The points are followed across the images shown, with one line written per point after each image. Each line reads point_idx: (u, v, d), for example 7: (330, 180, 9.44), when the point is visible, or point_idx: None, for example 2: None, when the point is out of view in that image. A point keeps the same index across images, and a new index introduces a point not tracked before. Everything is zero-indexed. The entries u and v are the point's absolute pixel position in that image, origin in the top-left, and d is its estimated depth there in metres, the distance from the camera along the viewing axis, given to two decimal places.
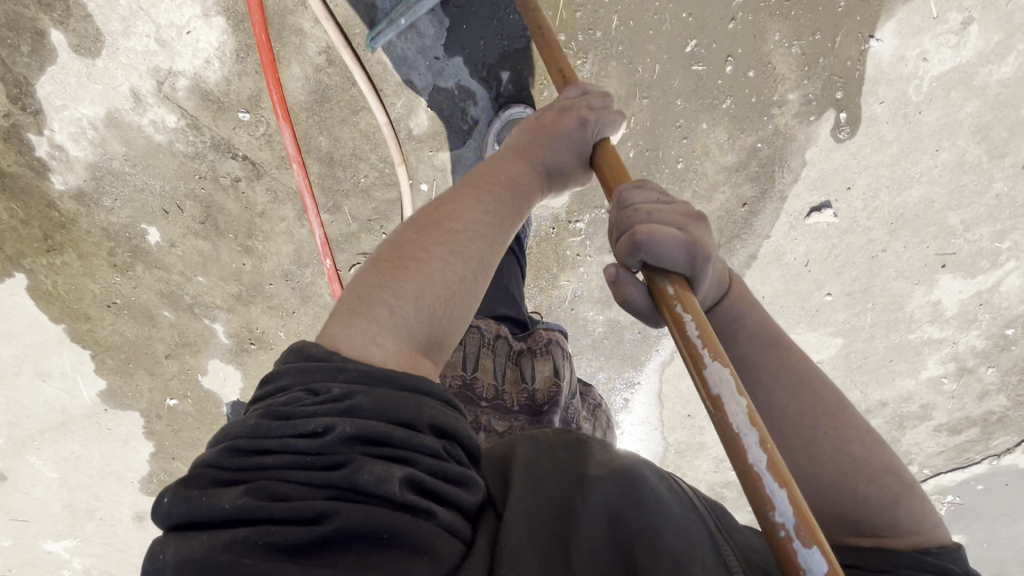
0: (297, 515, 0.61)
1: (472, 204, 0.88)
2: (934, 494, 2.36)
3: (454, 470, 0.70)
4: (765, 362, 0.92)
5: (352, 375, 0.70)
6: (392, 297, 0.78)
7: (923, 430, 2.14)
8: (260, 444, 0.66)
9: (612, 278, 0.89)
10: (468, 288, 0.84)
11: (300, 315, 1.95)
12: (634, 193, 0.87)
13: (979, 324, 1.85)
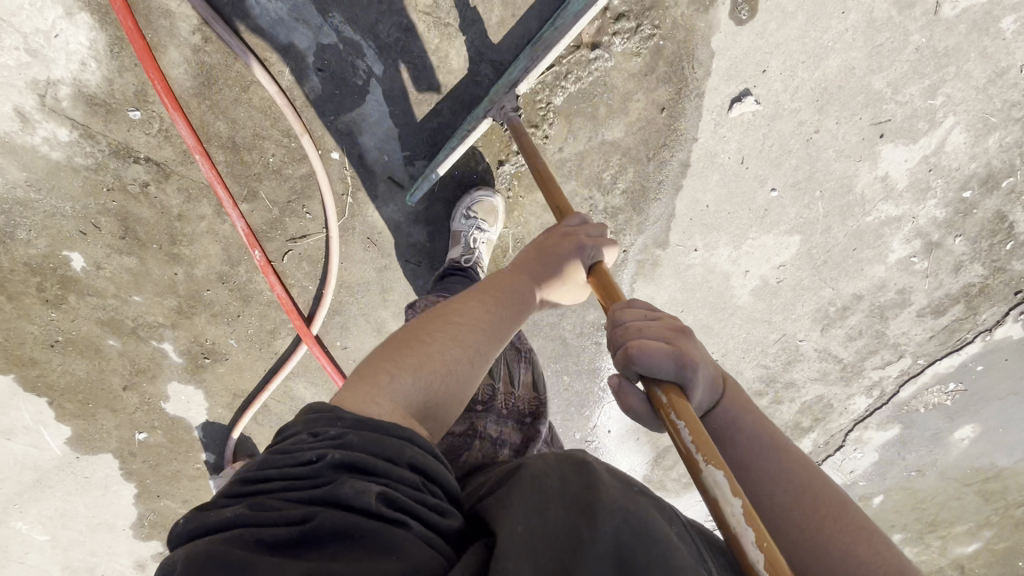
0: (284, 518, 0.59)
1: (477, 300, 0.89)
2: (935, 385, 2.29)
3: (431, 499, 0.66)
4: (768, 467, 0.82)
5: (347, 423, 0.67)
6: (393, 367, 0.76)
7: (906, 317, 2.06)
8: (256, 469, 0.65)
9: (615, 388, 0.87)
10: (463, 373, 0.80)
11: (247, 317, 1.89)
12: (626, 313, 0.87)
13: (934, 192, 1.78)
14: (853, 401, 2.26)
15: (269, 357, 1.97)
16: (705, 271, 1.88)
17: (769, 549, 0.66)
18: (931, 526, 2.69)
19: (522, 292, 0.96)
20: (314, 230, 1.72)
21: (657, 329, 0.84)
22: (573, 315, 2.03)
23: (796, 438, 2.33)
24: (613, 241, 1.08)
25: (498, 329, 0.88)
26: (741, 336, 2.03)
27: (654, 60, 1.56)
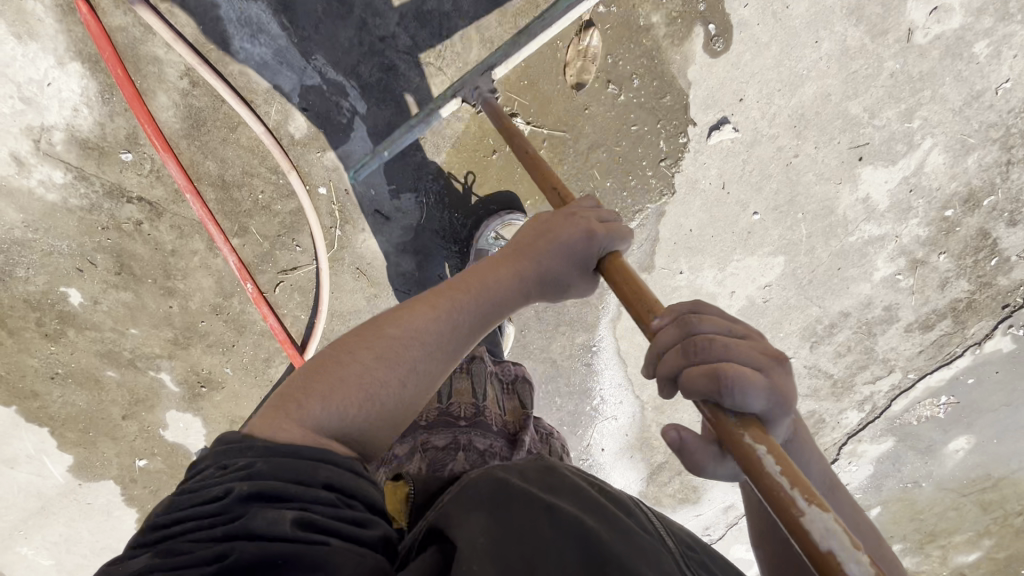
0: (197, 561, 0.59)
1: (428, 312, 0.84)
2: (927, 398, 2.29)
3: (355, 513, 0.67)
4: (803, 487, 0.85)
5: (258, 450, 0.68)
6: (312, 405, 0.74)
7: (895, 333, 2.07)
8: (165, 515, 0.65)
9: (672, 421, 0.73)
10: (387, 403, 0.79)
11: (241, 346, 1.93)
12: (704, 323, 0.74)
13: (916, 212, 1.80)
14: (845, 416, 2.27)
15: (264, 384, 2.01)
16: (692, 294, 1.90)
17: None
18: (929, 535, 2.69)
19: (492, 294, 0.89)
20: (305, 261, 1.76)
21: (744, 351, 0.71)
22: (563, 339, 2.04)
23: None
24: (629, 228, 0.94)
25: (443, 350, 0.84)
26: None
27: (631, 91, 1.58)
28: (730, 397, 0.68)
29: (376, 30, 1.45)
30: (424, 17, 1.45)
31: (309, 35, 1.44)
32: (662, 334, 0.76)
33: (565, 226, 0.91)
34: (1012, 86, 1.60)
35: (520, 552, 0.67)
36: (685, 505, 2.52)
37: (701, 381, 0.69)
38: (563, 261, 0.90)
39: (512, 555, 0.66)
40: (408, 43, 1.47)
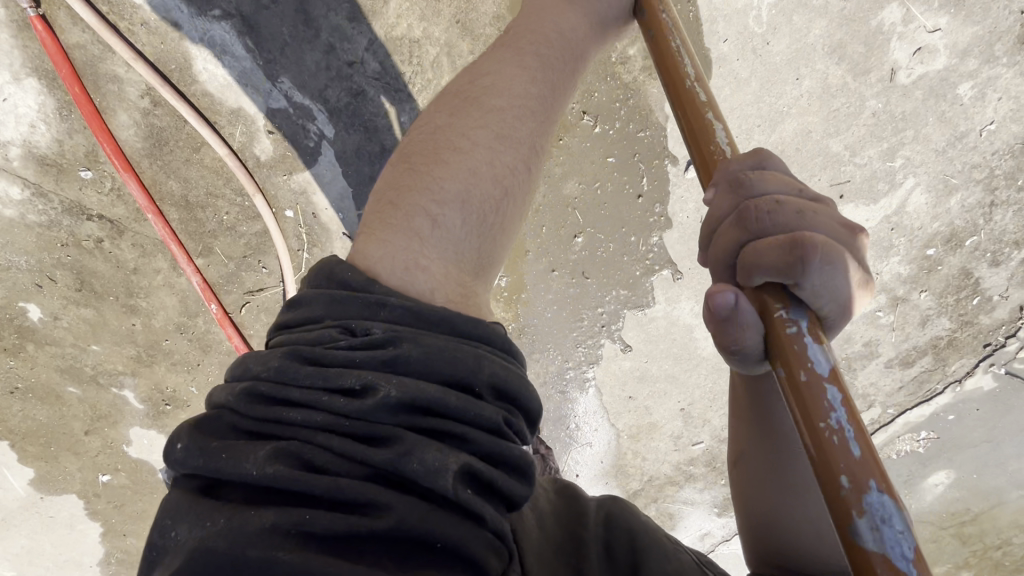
0: (339, 495, 0.68)
1: (516, 83, 1.02)
2: (906, 433, 2.26)
3: (506, 453, 0.78)
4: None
5: (397, 314, 0.81)
6: (437, 199, 0.92)
7: (874, 368, 2.05)
8: (292, 395, 0.74)
9: (722, 318, 0.73)
10: (516, 175, 0.99)
11: (206, 365, 1.89)
12: (761, 181, 0.76)
13: (897, 250, 1.77)
14: None
15: None
16: (668, 324, 1.90)
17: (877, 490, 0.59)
18: None
19: (558, 70, 1.06)
20: (271, 283, 1.72)
21: (816, 220, 0.72)
22: (537, 367, 2.00)
23: None
24: None
25: (543, 115, 1.04)
26: (709, 386, 2.06)
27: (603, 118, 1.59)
28: (798, 274, 0.68)
29: (344, 54, 1.40)
30: (395, 42, 1.41)
31: (274, 58, 1.40)
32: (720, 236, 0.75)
33: None
34: (996, 128, 1.57)
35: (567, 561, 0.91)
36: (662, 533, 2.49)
37: (773, 256, 0.68)
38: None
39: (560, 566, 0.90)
40: (378, 69, 1.42)
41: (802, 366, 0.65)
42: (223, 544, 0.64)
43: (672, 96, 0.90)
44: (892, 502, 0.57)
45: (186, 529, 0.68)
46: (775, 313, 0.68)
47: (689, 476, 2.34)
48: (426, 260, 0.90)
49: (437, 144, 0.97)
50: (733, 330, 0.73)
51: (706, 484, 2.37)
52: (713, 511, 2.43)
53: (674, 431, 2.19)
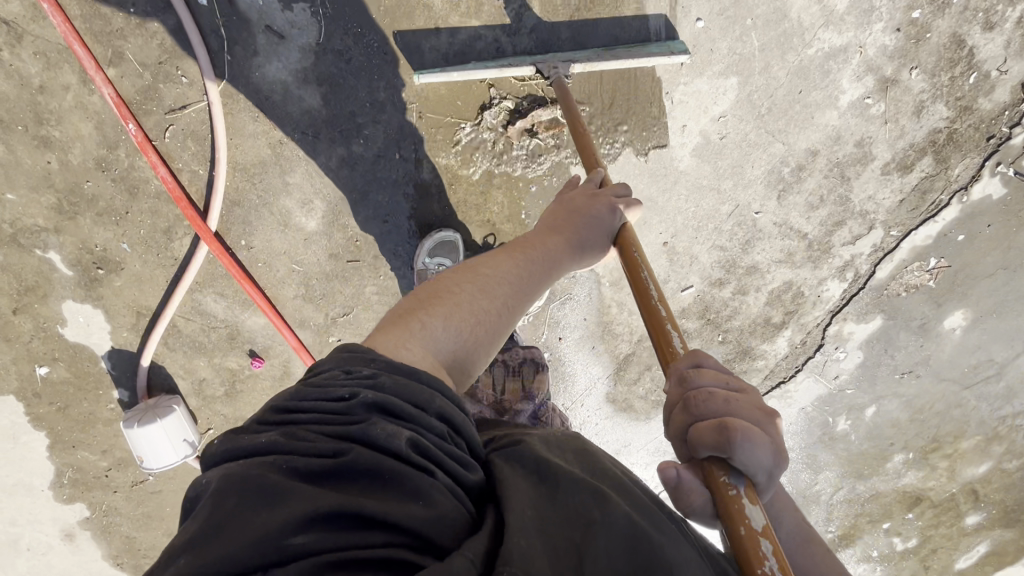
0: (320, 455, 0.68)
1: (509, 263, 1.14)
2: (914, 263, 2.08)
3: (457, 453, 0.76)
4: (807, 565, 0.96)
5: (381, 364, 0.81)
6: (426, 317, 0.99)
7: (871, 176, 1.87)
8: (295, 404, 0.77)
9: (675, 483, 0.87)
10: (491, 324, 1.04)
11: (136, 215, 1.73)
12: (699, 377, 0.91)
13: (879, 14, 1.65)
14: (826, 288, 2.10)
15: (169, 264, 1.82)
16: (637, 129, 1.74)
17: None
18: (933, 439, 2.59)
19: (548, 257, 1.19)
20: (194, 97, 1.61)
21: (740, 409, 0.88)
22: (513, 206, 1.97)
23: (769, 337, 2.20)
24: (637, 203, 1.28)
25: (525, 289, 1.13)
26: (692, 213, 1.88)
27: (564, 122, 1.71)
28: (735, 453, 0.82)
29: None
30: None
31: None
32: (674, 422, 0.90)
33: (593, 206, 1.26)
34: None
35: (572, 535, 0.69)
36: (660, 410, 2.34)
37: (709, 438, 0.84)
38: (590, 228, 1.23)
39: (562, 539, 0.68)
40: None
41: (743, 521, 0.79)
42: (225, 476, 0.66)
43: (644, 314, 1.09)
44: None
45: (211, 475, 0.68)
46: (717, 478, 0.82)
47: (684, 335, 2.14)
48: (412, 346, 0.93)
49: (435, 287, 1.07)
50: (682, 501, 0.88)
51: (702, 345, 2.16)
52: None
53: (659, 274, 2.00)
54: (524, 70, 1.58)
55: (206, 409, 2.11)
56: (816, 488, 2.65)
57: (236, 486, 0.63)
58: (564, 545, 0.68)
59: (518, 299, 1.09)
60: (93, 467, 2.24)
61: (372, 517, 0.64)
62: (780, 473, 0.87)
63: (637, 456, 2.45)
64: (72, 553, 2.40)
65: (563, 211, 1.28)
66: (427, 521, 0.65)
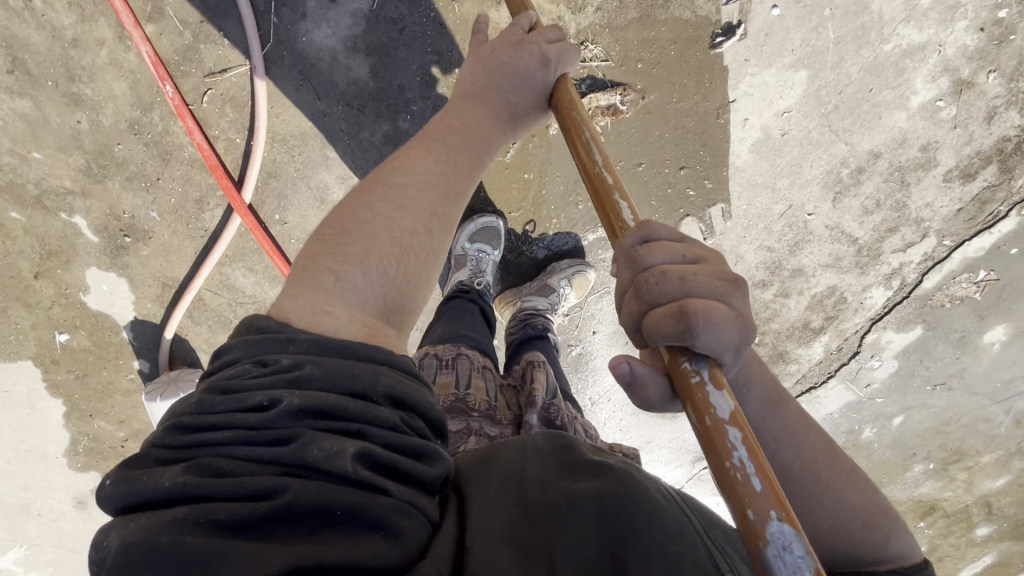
0: (246, 492, 0.68)
1: (423, 164, 1.02)
2: (963, 275, 2.02)
3: (410, 444, 0.78)
4: (771, 424, 0.94)
5: (302, 345, 0.80)
6: (335, 263, 0.90)
7: (931, 183, 1.80)
8: (203, 421, 0.74)
9: (628, 378, 0.81)
10: (419, 242, 0.97)
11: (167, 182, 1.66)
12: (651, 255, 0.78)
13: (963, 12, 1.56)
14: (869, 295, 2.04)
15: (199, 235, 1.74)
16: (698, 120, 1.65)
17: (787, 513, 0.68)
18: (955, 452, 2.57)
19: (473, 145, 1.11)
20: (236, 61, 1.53)
21: (701, 280, 0.75)
22: (560, 194, 1.93)
23: (806, 342, 2.15)
24: (571, 44, 1.21)
25: (452, 189, 1.04)
26: (744, 211, 1.81)
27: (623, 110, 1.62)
28: (698, 334, 0.71)
29: None
30: None
31: None
32: (623, 304, 0.79)
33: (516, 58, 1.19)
34: None
35: (530, 537, 0.77)
36: None
37: (668, 328, 0.72)
38: (518, 88, 1.19)
39: (525, 543, 0.76)
40: None
41: (708, 411, 0.73)
42: (137, 550, 0.64)
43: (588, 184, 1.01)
44: (793, 536, 0.67)
45: (117, 537, 0.67)
46: (680, 364, 0.75)
47: None
48: (332, 305, 0.87)
49: (342, 217, 0.97)
50: (641, 393, 0.82)
51: None
52: None
53: None
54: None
55: None
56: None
57: (148, 559, 0.63)
58: (526, 547, 0.76)
59: (445, 206, 1.01)
60: (109, 438, 2.20)
61: (332, 562, 0.66)
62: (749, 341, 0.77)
63: (658, 453, 2.43)
64: (84, 520, 2.39)
65: (490, 88, 1.20)
66: (390, 552, 0.69)
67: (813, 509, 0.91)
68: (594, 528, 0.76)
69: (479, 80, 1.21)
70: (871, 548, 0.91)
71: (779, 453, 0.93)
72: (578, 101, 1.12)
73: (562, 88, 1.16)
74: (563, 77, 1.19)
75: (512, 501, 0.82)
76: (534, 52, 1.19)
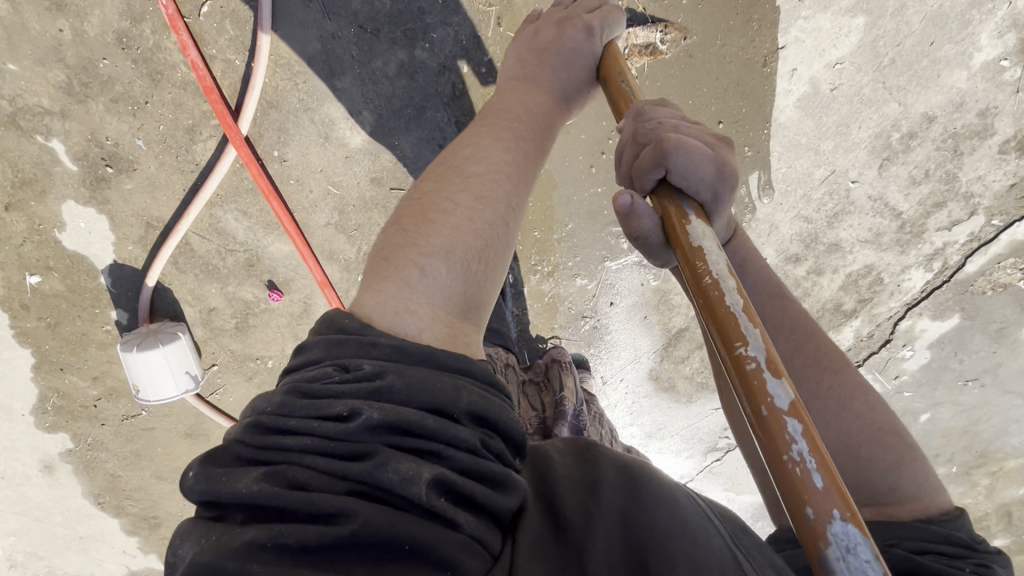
0: (316, 513, 0.70)
1: (496, 151, 1.06)
2: (1009, 259, 1.88)
3: (483, 472, 0.78)
4: (778, 319, 1.17)
5: (384, 350, 0.83)
6: (418, 256, 0.94)
7: (985, 154, 1.67)
8: (284, 425, 0.78)
9: (625, 208, 0.99)
10: (498, 230, 1.01)
11: (157, 106, 1.51)
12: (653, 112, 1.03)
13: None
14: (907, 277, 1.91)
15: (189, 169, 1.59)
16: (741, 66, 1.52)
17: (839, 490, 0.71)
18: (979, 454, 2.44)
19: (536, 133, 1.16)
20: None
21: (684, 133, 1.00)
22: (585, 147, 1.76)
23: (835, 326, 2.01)
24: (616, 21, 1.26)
25: (521, 178, 1.08)
26: (783, 174, 1.67)
27: (662, 49, 1.48)
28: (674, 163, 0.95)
29: None
30: None
31: None
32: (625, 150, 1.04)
33: (566, 37, 1.22)
34: None
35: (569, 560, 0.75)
36: (702, 395, 2.17)
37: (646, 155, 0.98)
38: (564, 66, 1.23)
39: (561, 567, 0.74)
40: None
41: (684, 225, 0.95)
42: (213, 560, 0.67)
43: (614, 103, 1.17)
44: (850, 525, 0.69)
45: (189, 547, 0.71)
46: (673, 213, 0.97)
47: None
48: (414, 303, 0.91)
49: (420, 209, 1.00)
50: (632, 223, 1.01)
51: None
52: None
53: None
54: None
55: (213, 343, 1.93)
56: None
57: None
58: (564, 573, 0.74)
59: (518, 195, 1.05)
60: (80, 396, 2.04)
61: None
62: (725, 189, 0.99)
63: (669, 442, 2.30)
64: (51, 486, 2.27)
65: (540, 73, 1.23)
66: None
67: (823, 412, 1.11)
68: (619, 526, 0.79)
69: (527, 61, 1.26)
70: (885, 472, 1.07)
71: (790, 352, 1.15)
72: (629, 70, 1.17)
73: (610, 60, 1.20)
74: (610, 42, 1.24)
75: (544, 508, 0.83)
76: (581, 28, 1.23)
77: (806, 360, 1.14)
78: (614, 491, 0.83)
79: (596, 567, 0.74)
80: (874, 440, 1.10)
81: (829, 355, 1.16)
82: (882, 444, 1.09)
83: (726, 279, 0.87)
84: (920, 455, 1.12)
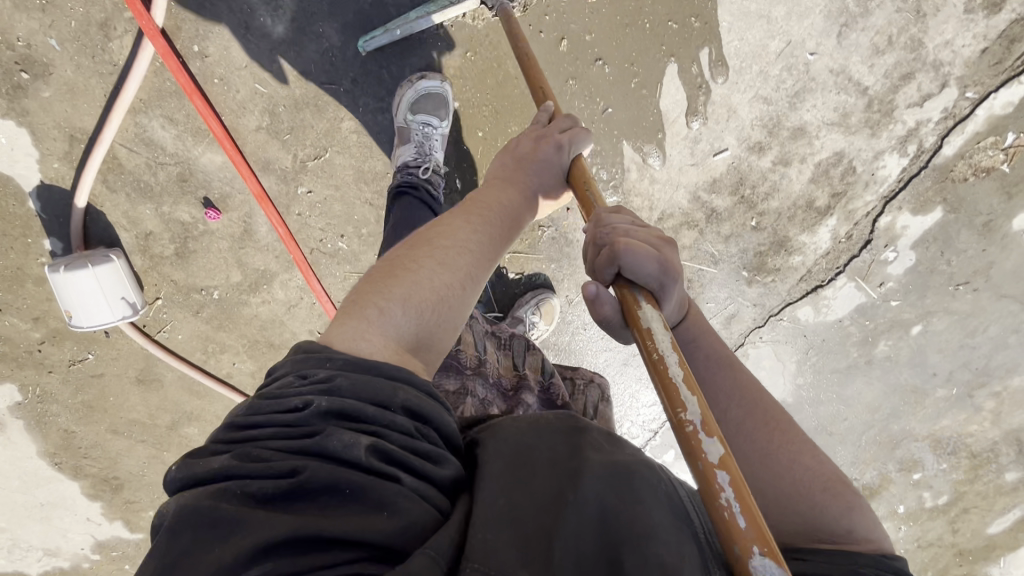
0: (270, 473, 0.67)
1: (465, 227, 0.97)
2: (990, 139, 1.77)
3: (424, 446, 0.75)
4: (720, 381, 0.98)
5: (338, 363, 0.76)
6: (382, 300, 0.85)
7: (953, 16, 1.63)
8: (246, 417, 0.74)
9: (591, 298, 0.95)
10: (457, 298, 0.90)
11: (66, 8, 1.50)
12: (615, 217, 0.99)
13: None
14: (882, 164, 1.80)
15: (107, 72, 1.55)
16: None
17: (767, 539, 0.69)
18: (979, 373, 2.21)
19: (510, 211, 1.08)
20: None
21: (639, 233, 0.95)
22: None
23: (810, 227, 1.90)
24: (588, 133, 1.22)
25: (488, 255, 0.99)
26: (735, 48, 1.65)
27: None
28: (626, 264, 0.90)
29: None
30: None
31: None
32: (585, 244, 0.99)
33: (541, 148, 1.18)
34: None
35: (541, 520, 0.69)
36: None
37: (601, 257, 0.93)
38: (541, 174, 1.17)
39: (531, 529, 0.68)
40: None
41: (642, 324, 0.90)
42: (179, 514, 0.65)
43: (581, 203, 1.13)
44: (774, 568, 0.67)
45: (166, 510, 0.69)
46: (633, 306, 0.91)
47: (711, 214, 1.85)
48: (371, 332, 0.82)
49: (389, 264, 0.92)
50: (596, 313, 0.97)
51: (732, 231, 1.89)
52: (742, 274, 1.97)
53: (691, 130, 1.73)
54: (467, 5, 1.55)
55: (153, 274, 1.83)
56: (845, 434, 2.31)
57: (181, 526, 0.63)
58: (533, 533, 0.68)
59: (484, 268, 0.96)
60: (24, 339, 1.97)
61: (336, 536, 0.64)
62: (677, 286, 0.94)
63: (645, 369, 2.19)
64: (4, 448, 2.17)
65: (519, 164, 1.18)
66: (392, 532, 0.65)
67: (768, 471, 0.89)
68: (594, 526, 0.70)
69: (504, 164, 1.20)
70: (840, 516, 0.85)
71: (729, 407, 0.95)
72: (595, 182, 1.14)
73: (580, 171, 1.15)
74: (580, 156, 1.20)
75: (510, 482, 0.73)
76: (552, 145, 1.18)
77: (751, 415, 0.94)
78: (595, 473, 0.73)
79: (564, 552, 0.67)
80: (828, 491, 0.87)
81: (773, 405, 0.96)
82: (835, 492, 0.87)
83: (669, 353, 0.86)
84: (869, 507, 0.89)
